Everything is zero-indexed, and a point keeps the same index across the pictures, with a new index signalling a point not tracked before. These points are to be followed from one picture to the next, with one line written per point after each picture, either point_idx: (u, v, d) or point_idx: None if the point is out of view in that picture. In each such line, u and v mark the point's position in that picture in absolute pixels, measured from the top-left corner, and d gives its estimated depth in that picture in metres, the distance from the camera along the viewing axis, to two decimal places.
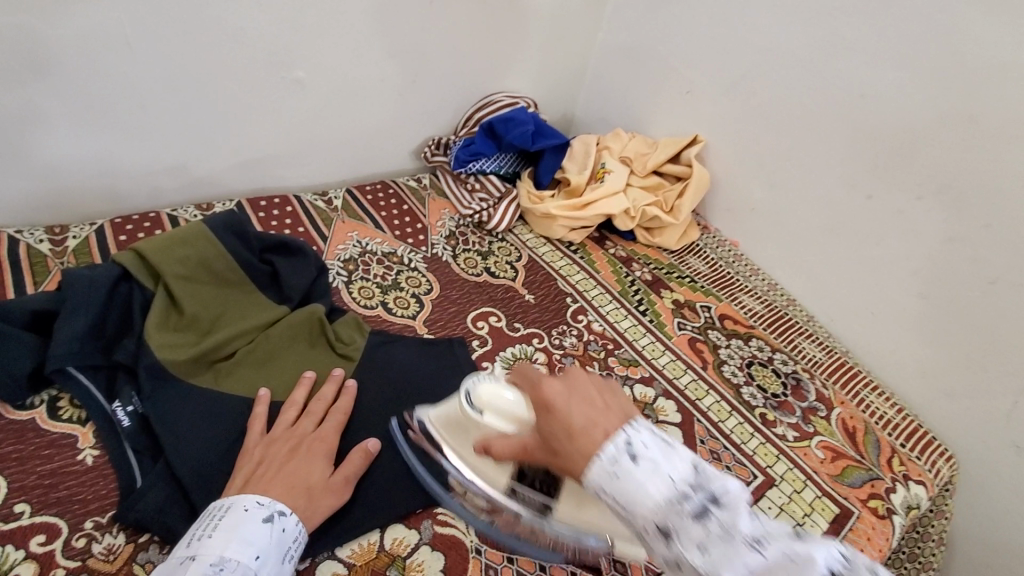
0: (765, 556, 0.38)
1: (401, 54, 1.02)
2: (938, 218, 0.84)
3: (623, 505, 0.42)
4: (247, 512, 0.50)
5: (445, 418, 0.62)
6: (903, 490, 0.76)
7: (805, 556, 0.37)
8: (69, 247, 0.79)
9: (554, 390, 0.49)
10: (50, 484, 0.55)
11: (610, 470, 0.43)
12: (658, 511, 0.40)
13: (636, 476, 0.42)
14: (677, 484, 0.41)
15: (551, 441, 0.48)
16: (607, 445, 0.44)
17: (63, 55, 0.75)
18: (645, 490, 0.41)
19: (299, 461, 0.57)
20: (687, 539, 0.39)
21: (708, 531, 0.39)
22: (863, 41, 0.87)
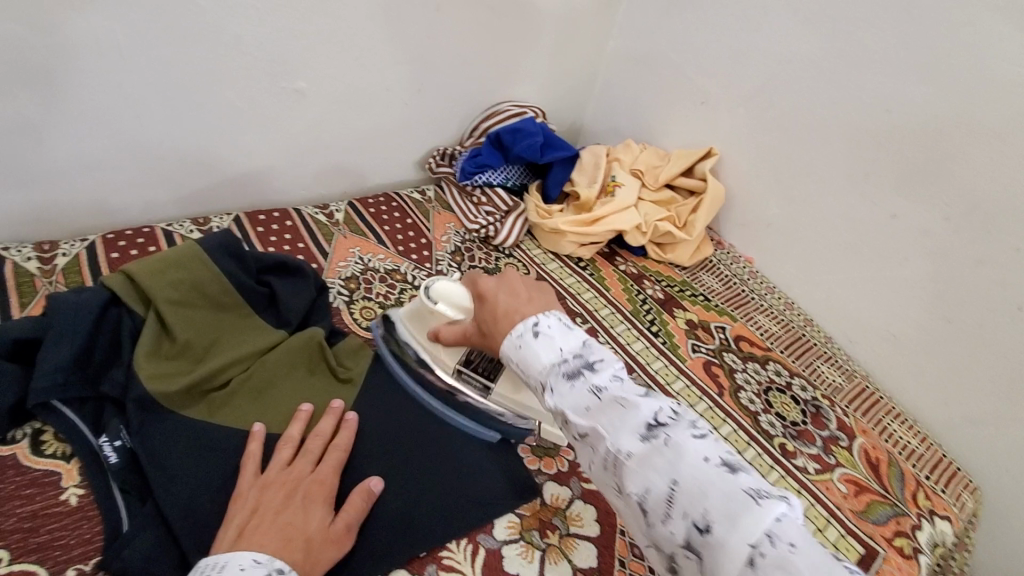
0: (603, 401, 0.44)
1: (405, 62, 0.98)
2: (967, 239, 0.80)
3: (521, 366, 0.51)
4: (242, 571, 0.44)
5: (410, 312, 0.74)
6: (930, 526, 0.72)
7: (635, 405, 0.43)
8: (58, 266, 0.76)
9: (490, 285, 0.60)
10: (29, 529, 0.51)
11: (515, 340, 0.52)
12: (542, 369, 0.49)
13: (534, 344, 0.50)
14: (564, 352, 0.49)
15: (482, 324, 0.59)
16: (520, 324, 0.52)
17: (52, 65, 0.72)
18: (535, 354, 0.50)
19: (296, 507, 0.52)
20: (555, 390, 0.47)
21: (573, 385, 0.46)
22: (889, 54, 0.84)
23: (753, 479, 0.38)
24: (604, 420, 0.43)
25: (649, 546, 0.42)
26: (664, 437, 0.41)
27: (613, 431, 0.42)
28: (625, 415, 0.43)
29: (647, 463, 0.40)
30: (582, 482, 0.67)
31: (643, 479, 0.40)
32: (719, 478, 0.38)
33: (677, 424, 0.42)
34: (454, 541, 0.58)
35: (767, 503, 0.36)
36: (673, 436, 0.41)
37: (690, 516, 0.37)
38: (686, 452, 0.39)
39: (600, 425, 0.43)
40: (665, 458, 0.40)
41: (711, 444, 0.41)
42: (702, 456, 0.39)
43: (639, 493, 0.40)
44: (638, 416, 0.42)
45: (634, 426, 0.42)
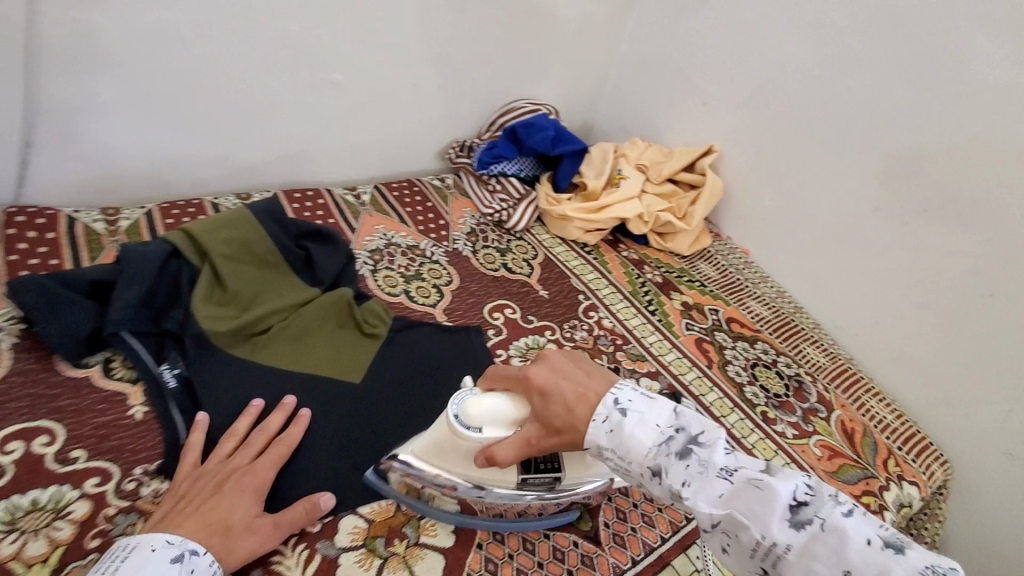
0: (732, 483, 0.46)
1: (431, 59, 1.08)
2: (940, 230, 0.88)
3: (622, 456, 0.49)
4: (153, 552, 0.48)
5: (433, 447, 0.62)
6: (896, 489, 0.79)
7: (769, 484, 0.44)
8: (121, 227, 0.86)
9: (541, 374, 0.56)
10: (103, 434, 0.61)
11: (604, 427, 0.50)
12: (649, 457, 0.48)
13: (630, 430, 0.49)
14: (662, 429, 0.49)
15: (552, 419, 0.53)
16: (603, 400, 0.51)
17: (125, 51, 0.82)
18: (636, 440, 0.48)
19: (224, 496, 0.54)
20: (672, 476, 0.47)
21: (689, 466, 0.47)
22: (873, 60, 0.91)
23: (919, 553, 0.40)
24: (740, 506, 0.44)
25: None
26: (818, 522, 0.42)
27: (758, 520, 0.43)
28: (768, 504, 0.43)
29: (807, 551, 0.42)
30: None
31: (805, 568, 0.41)
32: (888, 559, 0.40)
33: (819, 502, 0.44)
34: None
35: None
36: (826, 519, 0.42)
37: None
38: (849, 535, 0.41)
39: (738, 511, 0.44)
40: (828, 544, 0.41)
41: (859, 518, 0.43)
42: (863, 537, 0.41)
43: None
44: (780, 500, 0.43)
45: (779, 513, 0.43)
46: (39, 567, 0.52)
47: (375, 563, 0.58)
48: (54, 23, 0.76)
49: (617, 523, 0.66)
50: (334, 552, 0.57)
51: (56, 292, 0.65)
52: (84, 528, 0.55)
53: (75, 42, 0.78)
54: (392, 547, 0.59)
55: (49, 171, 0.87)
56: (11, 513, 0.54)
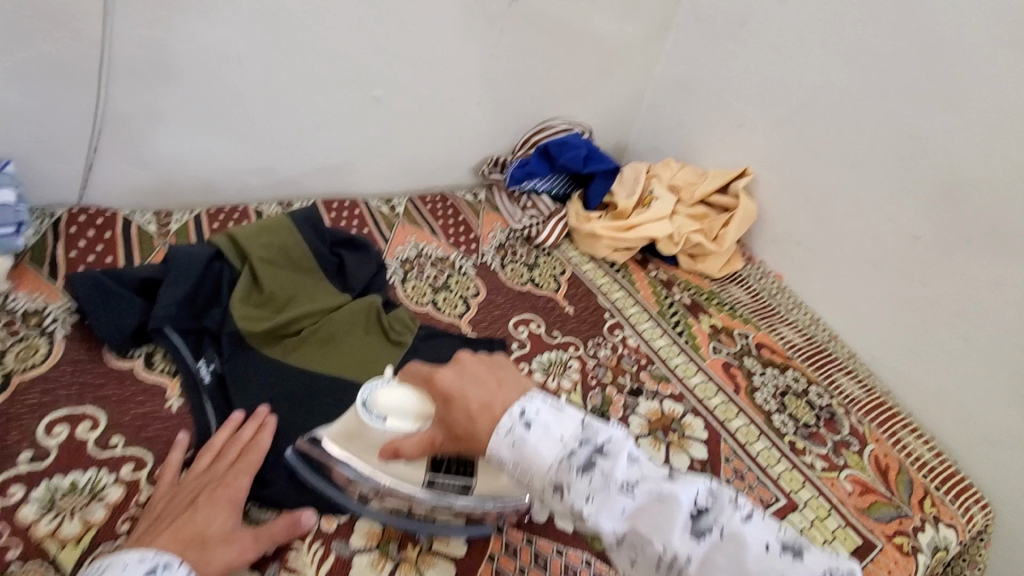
0: (634, 497, 0.44)
1: (469, 78, 1.11)
2: (985, 260, 0.85)
3: (524, 469, 0.47)
4: (124, 569, 0.47)
5: (342, 439, 0.61)
6: (933, 531, 0.75)
7: (669, 494, 0.44)
8: (172, 230, 0.91)
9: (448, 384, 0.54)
10: (141, 424, 0.65)
11: (510, 441, 0.48)
12: (551, 471, 0.46)
13: (533, 442, 0.47)
14: (566, 442, 0.47)
15: (454, 426, 0.53)
16: (505, 420, 0.50)
17: (186, 66, 0.88)
18: (540, 455, 0.47)
19: (200, 509, 0.54)
20: (574, 492, 0.45)
21: (592, 481, 0.45)
22: (916, 85, 0.90)
23: (819, 557, 0.42)
24: (645, 521, 0.44)
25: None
26: (717, 529, 0.43)
27: (661, 535, 0.43)
28: (670, 517, 0.43)
29: (710, 564, 0.42)
30: None
31: None
32: (786, 566, 0.41)
33: (718, 509, 0.44)
34: None
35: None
36: (725, 526, 0.43)
37: None
38: (746, 544, 0.42)
39: (641, 526, 0.44)
40: (726, 552, 0.42)
41: (759, 524, 0.43)
42: (762, 544, 0.42)
43: None
44: (682, 512, 0.43)
45: (680, 527, 0.43)
46: (72, 547, 0.55)
47: (387, 565, 0.59)
48: (124, 40, 0.82)
49: None
50: (348, 553, 0.59)
51: (110, 287, 0.71)
52: (116, 512, 0.58)
53: (142, 57, 0.85)
54: (404, 551, 0.60)
55: (111, 176, 0.93)
56: (52, 493, 0.58)
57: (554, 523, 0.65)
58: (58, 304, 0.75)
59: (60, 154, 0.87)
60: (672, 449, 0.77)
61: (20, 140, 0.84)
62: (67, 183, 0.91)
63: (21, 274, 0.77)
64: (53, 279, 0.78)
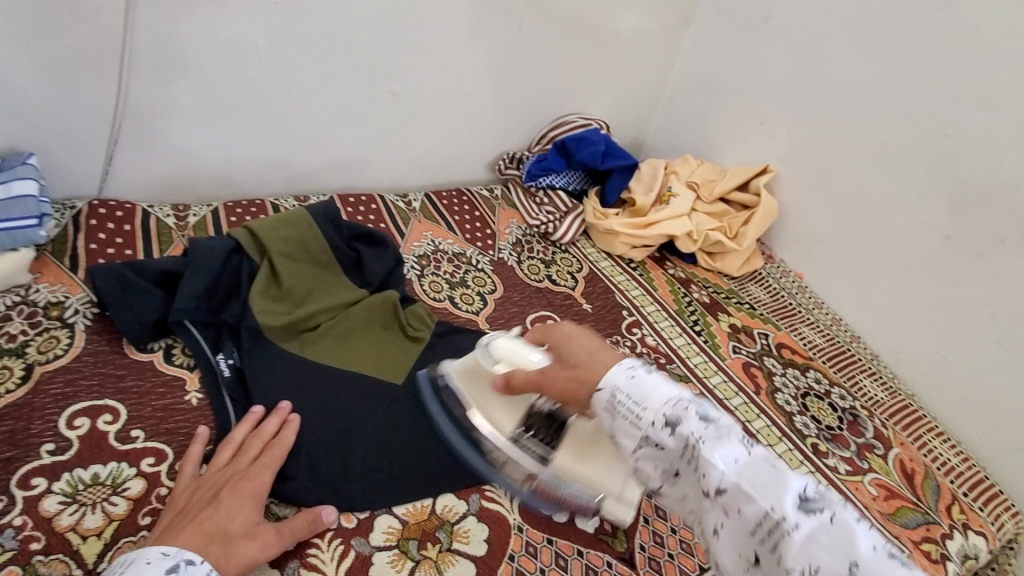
0: (748, 455, 0.45)
1: (487, 73, 1.10)
2: (1016, 260, 0.83)
3: (636, 400, 0.49)
4: (147, 565, 0.47)
5: (464, 372, 0.68)
6: (961, 538, 0.73)
7: (784, 468, 0.45)
8: (190, 223, 0.92)
9: (563, 335, 0.60)
10: (161, 417, 0.65)
11: (628, 375, 0.51)
12: (666, 404, 0.48)
13: (650, 380, 0.50)
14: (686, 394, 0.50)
15: (573, 356, 0.58)
16: (625, 360, 0.53)
17: (210, 59, 0.88)
18: (658, 392, 0.49)
19: (224, 504, 0.54)
20: (689, 428, 0.47)
21: (707, 428, 0.46)
22: (945, 80, 0.88)
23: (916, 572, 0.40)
24: (753, 478, 0.44)
25: None
26: (827, 514, 0.42)
27: (768, 495, 0.43)
28: (777, 481, 0.43)
29: (814, 538, 0.41)
30: None
31: (808, 551, 0.40)
32: (894, 565, 0.39)
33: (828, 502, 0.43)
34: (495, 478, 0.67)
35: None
36: (835, 513, 0.42)
37: None
38: (856, 532, 0.40)
39: (749, 482, 0.44)
40: (836, 534, 0.40)
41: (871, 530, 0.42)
42: (871, 542, 0.40)
43: (803, 565, 0.40)
44: (791, 484, 0.43)
45: (789, 494, 0.43)
46: (94, 539, 0.55)
47: (407, 565, 0.58)
48: (146, 33, 0.82)
49: (652, 547, 0.65)
50: (368, 550, 0.58)
51: (130, 280, 0.70)
52: (137, 505, 0.58)
53: (167, 50, 0.85)
54: (424, 550, 0.59)
55: (130, 168, 0.94)
56: (74, 485, 0.58)
57: (574, 522, 0.65)
58: (78, 296, 0.75)
59: (81, 146, 0.88)
60: None
61: (42, 132, 0.84)
62: (87, 176, 0.91)
63: (42, 266, 0.77)
64: (73, 271, 0.78)
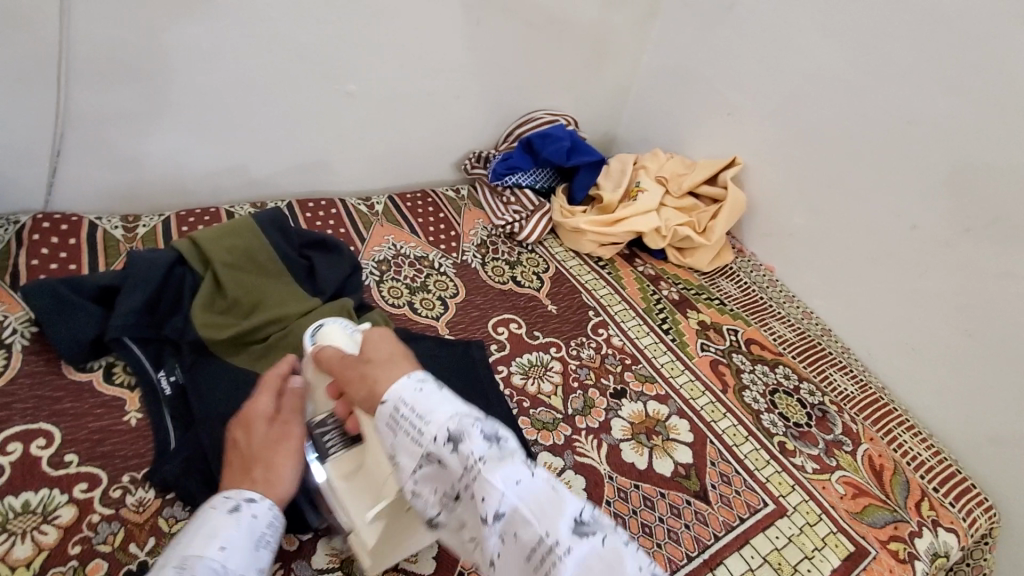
0: (528, 476, 0.45)
1: (448, 70, 1.08)
2: (983, 248, 0.82)
3: (420, 415, 0.48)
4: (212, 509, 0.50)
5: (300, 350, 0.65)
6: (931, 537, 0.72)
7: (560, 490, 0.45)
8: (139, 234, 0.89)
9: (373, 336, 0.58)
10: (98, 439, 0.62)
11: (412, 389, 0.50)
12: (450, 419, 0.47)
13: (436, 393, 0.49)
14: (472, 410, 0.49)
15: (374, 352, 0.56)
16: (416, 371, 0.52)
17: (154, 65, 0.85)
18: (440, 405, 0.48)
19: (240, 442, 0.56)
20: (470, 445, 0.46)
21: (489, 448, 0.46)
22: (908, 67, 0.86)
23: None
24: (530, 503, 0.44)
25: None
26: (597, 536, 0.43)
27: (546, 522, 0.43)
28: (557, 506, 0.44)
29: (584, 564, 0.41)
30: (576, 455, 0.72)
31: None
32: None
33: (603, 525, 0.44)
34: None
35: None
36: (605, 536, 0.43)
37: None
38: (622, 559, 0.42)
39: (524, 507, 0.44)
40: (602, 559, 0.42)
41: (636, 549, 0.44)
42: (635, 566, 0.42)
43: None
44: (568, 507, 0.44)
45: (564, 519, 0.43)
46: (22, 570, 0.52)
47: None
48: (83, 40, 0.79)
49: None
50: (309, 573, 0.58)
51: (67, 297, 0.68)
52: (67, 533, 0.55)
53: (108, 57, 0.82)
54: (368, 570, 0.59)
55: (78, 179, 0.90)
56: (3, 514, 0.55)
57: None
58: (16, 314, 0.72)
59: (23, 158, 0.84)
60: (655, 453, 0.74)
61: None
62: (32, 189, 0.88)
63: None
64: (13, 288, 0.75)
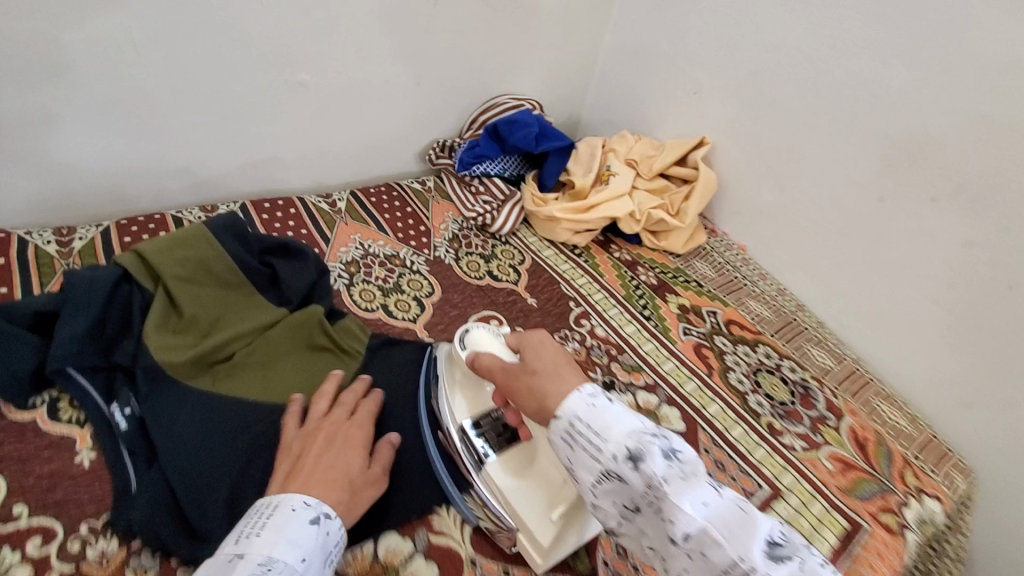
0: (713, 495, 0.45)
1: (407, 55, 1.02)
2: (949, 219, 0.83)
3: (597, 432, 0.47)
4: (294, 511, 0.49)
5: (447, 359, 0.69)
6: (917, 505, 0.74)
7: (746, 509, 0.45)
8: (75, 248, 0.80)
9: (530, 342, 0.59)
10: (48, 486, 0.56)
11: (584, 403, 0.49)
12: (630, 438, 0.46)
13: (611, 410, 0.49)
14: (647, 430, 0.48)
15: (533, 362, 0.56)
16: (586, 388, 0.51)
17: (77, 58, 0.76)
18: (616, 423, 0.47)
19: (341, 451, 0.57)
20: (652, 466, 0.45)
21: (671, 468, 0.45)
22: (872, 41, 0.86)
23: None
24: (719, 524, 0.43)
25: None
26: (793, 561, 0.43)
27: (735, 543, 0.42)
28: (745, 525, 0.43)
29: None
30: None
31: None
32: None
33: (794, 548, 0.44)
34: (443, 508, 0.63)
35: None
36: (802, 562, 0.43)
37: None
38: None
39: (714, 529, 0.43)
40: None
41: (831, 572, 0.44)
42: None
43: None
44: (758, 531, 0.43)
45: (756, 541, 0.43)
46: None
47: None
48: None
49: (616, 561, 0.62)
50: None
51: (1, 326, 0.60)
52: None
53: (21, 50, 0.72)
54: None
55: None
56: None
57: None
58: None
59: None
60: None
61: None
62: None
63: None
64: None
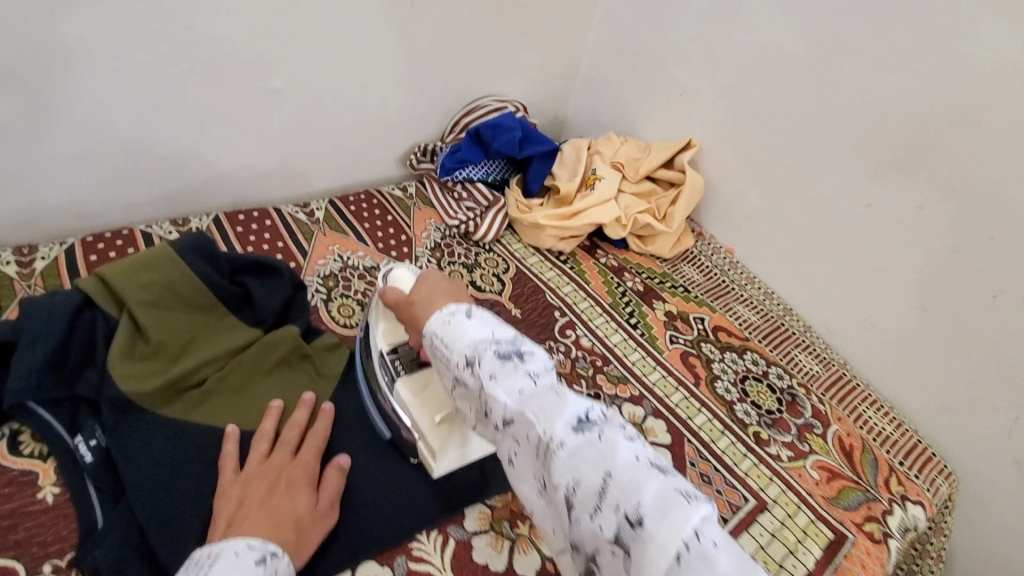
0: (537, 385, 0.47)
1: (384, 59, 0.99)
2: (937, 223, 0.82)
3: (446, 341, 0.52)
4: (237, 557, 0.46)
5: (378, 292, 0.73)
6: (900, 512, 0.74)
7: (567, 393, 0.46)
8: (37, 269, 0.77)
9: (431, 274, 0.64)
10: (9, 526, 0.54)
11: (444, 319, 0.53)
12: (469, 345, 0.50)
13: (464, 322, 0.52)
14: (494, 335, 0.51)
15: (418, 292, 0.61)
16: (451, 306, 0.55)
17: (33, 69, 0.73)
18: (466, 333, 0.51)
19: (282, 493, 0.55)
20: (483, 366, 0.48)
21: (502, 364, 0.48)
22: (860, 43, 0.84)
23: (680, 481, 0.41)
24: (534, 408, 0.45)
25: (569, 543, 0.44)
26: (596, 433, 0.43)
27: (544, 420, 0.44)
28: (558, 407, 0.44)
29: (579, 455, 0.42)
30: None
31: (573, 471, 0.41)
32: (647, 473, 0.40)
33: (606, 424, 0.44)
34: (423, 534, 0.61)
35: (697, 501, 0.38)
36: (605, 433, 0.43)
37: (622, 509, 0.39)
38: (617, 450, 0.42)
39: (528, 411, 0.45)
40: (597, 450, 0.42)
41: (639, 444, 0.43)
42: (632, 455, 0.41)
43: (567, 484, 0.42)
44: (569, 409, 0.44)
45: (564, 418, 0.44)
46: None
47: None
48: None
49: None
50: None
51: None
52: None
53: None
54: None
55: None
56: None
57: (512, 569, 0.60)
58: None
59: None
60: None
61: None
62: None
63: None
64: None
